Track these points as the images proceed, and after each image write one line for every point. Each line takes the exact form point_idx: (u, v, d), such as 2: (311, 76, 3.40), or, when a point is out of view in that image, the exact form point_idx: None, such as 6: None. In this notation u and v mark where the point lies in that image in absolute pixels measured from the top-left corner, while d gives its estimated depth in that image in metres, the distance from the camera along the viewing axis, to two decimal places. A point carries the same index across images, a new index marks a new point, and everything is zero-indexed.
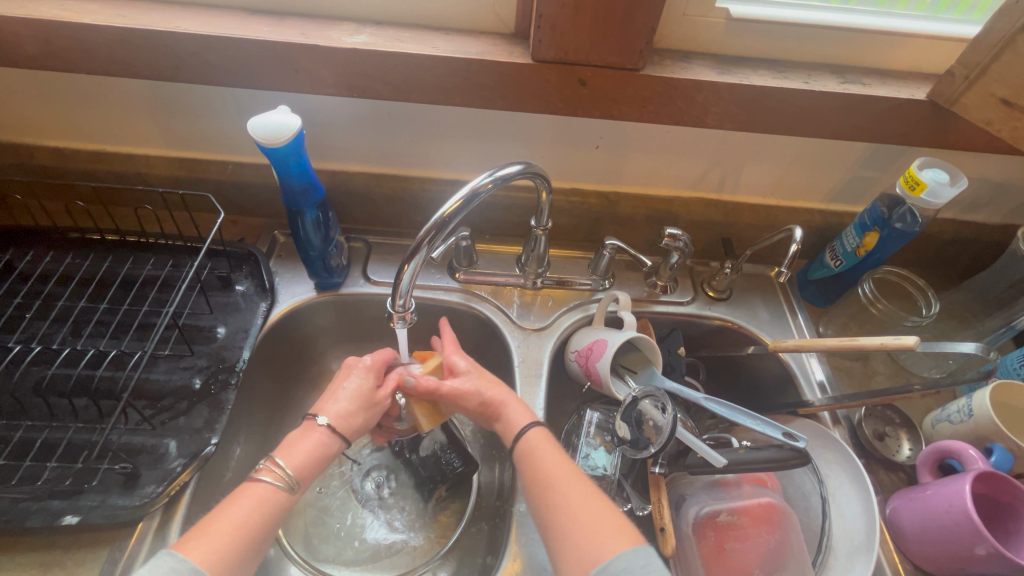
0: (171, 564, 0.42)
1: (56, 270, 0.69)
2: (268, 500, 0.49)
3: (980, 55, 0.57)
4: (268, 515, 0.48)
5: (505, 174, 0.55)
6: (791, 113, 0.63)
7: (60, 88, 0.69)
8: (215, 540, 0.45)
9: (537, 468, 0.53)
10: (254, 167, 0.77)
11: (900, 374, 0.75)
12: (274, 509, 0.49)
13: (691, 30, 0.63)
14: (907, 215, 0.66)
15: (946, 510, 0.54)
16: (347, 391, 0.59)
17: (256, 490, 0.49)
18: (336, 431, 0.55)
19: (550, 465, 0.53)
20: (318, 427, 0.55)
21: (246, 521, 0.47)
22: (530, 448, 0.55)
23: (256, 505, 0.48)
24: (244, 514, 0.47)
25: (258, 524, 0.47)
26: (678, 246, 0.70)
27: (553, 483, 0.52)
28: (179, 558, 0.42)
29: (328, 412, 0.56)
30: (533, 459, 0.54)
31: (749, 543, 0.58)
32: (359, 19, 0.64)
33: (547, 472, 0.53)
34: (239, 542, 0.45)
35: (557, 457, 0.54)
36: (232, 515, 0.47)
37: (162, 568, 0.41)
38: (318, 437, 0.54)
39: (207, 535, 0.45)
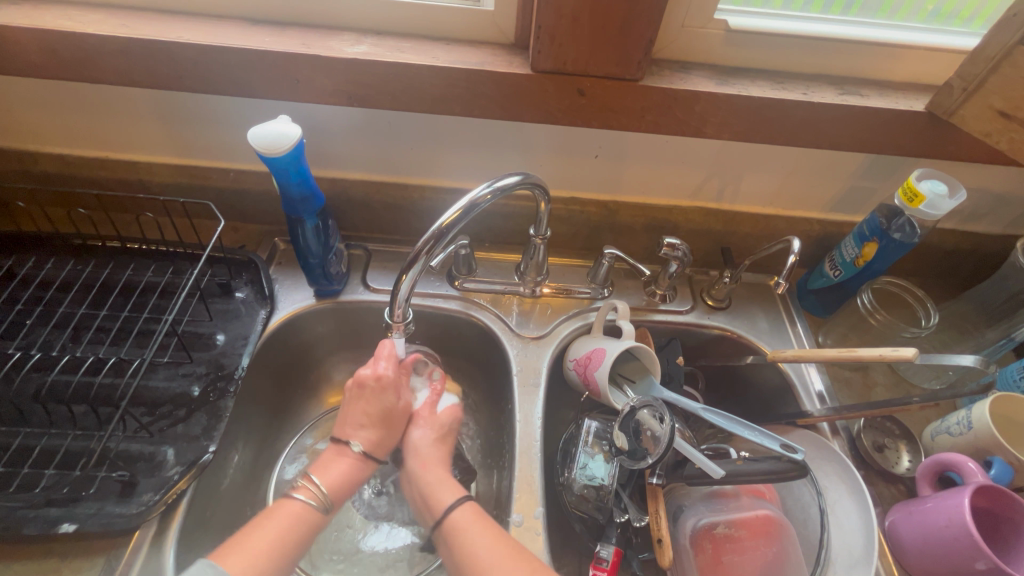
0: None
1: (58, 277, 0.70)
2: (300, 517, 0.52)
3: (978, 68, 0.57)
4: (303, 532, 0.52)
5: (503, 185, 0.55)
6: (790, 124, 0.63)
7: (64, 96, 0.70)
8: (254, 551, 0.48)
9: (469, 550, 0.51)
10: (255, 174, 0.77)
11: (900, 384, 0.74)
12: (309, 525, 0.52)
13: (691, 41, 0.64)
14: (905, 226, 0.66)
15: (945, 525, 0.53)
16: (367, 413, 0.61)
17: (291, 507, 0.53)
18: (368, 456, 0.60)
19: (478, 544, 0.51)
20: (351, 453, 0.59)
21: (283, 536, 0.50)
22: (457, 527, 0.53)
23: (291, 522, 0.52)
24: (280, 529, 0.51)
25: (292, 539, 0.51)
26: (677, 255, 0.70)
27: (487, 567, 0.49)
28: (219, 569, 0.45)
29: (359, 437, 0.60)
30: (464, 542, 0.52)
31: (747, 556, 0.58)
32: (360, 29, 0.65)
33: (476, 554, 0.50)
34: (274, 556, 0.48)
35: (486, 533, 0.52)
36: (268, 531, 0.50)
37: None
38: (351, 461, 0.59)
39: (243, 547, 0.48)
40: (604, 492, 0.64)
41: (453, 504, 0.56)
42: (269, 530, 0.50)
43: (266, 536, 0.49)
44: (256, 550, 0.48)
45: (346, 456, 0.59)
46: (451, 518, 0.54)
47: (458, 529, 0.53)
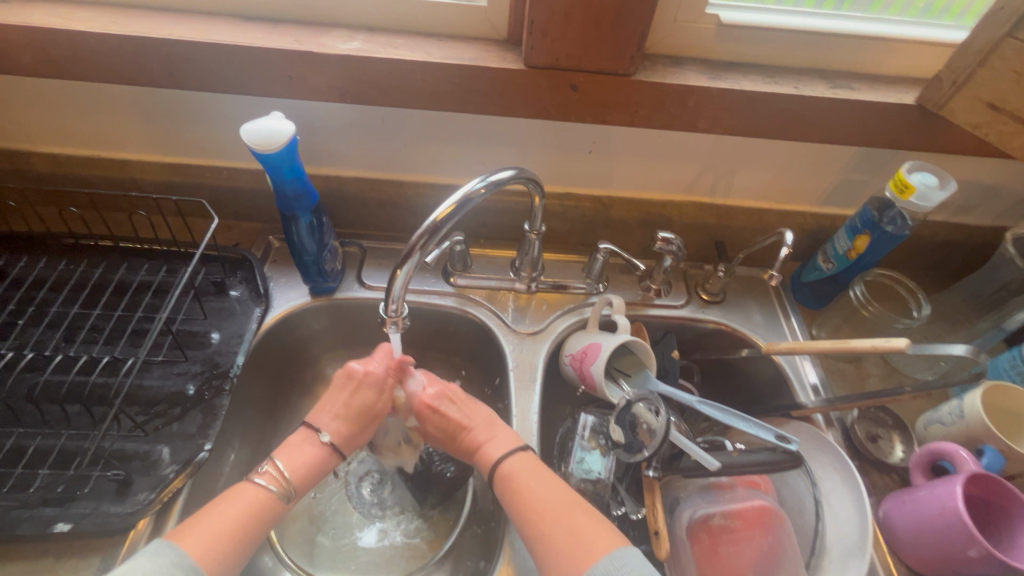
0: (170, 557, 0.45)
1: (50, 277, 0.69)
2: (259, 501, 0.52)
3: (967, 61, 0.58)
4: (260, 518, 0.52)
5: (497, 180, 0.55)
6: (782, 118, 0.63)
7: (54, 95, 0.69)
8: (212, 534, 0.48)
9: (518, 494, 0.54)
10: (248, 172, 0.77)
11: (893, 375, 0.75)
12: (267, 510, 0.52)
13: (683, 36, 0.64)
14: (897, 218, 0.66)
15: (938, 513, 0.54)
16: (343, 403, 0.62)
17: (250, 490, 0.53)
18: (335, 449, 0.60)
19: (531, 491, 0.54)
20: (320, 443, 0.59)
21: (240, 519, 0.50)
22: (513, 472, 0.56)
23: (249, 505, 0.52)
24: (235, 513, 0.50)
25: (247, 523, 0.50)
26: (671, 250, 0.71)
27: (532, 509, 0.52)
28: (177, 551, 0.45)
29: (330, 429, 0.60)
30: (513, 485, 0.55)
31: (743, 546, 0.58)
32: (353, 26, 0.65)
33: (526, 497, 0.53)
34: (232, 540, 0.49)
35: (539, 478, 0.55)
36: (227, 513, 0.50)
37: (162, 557, 0.44)
38: (319, 452, 0.59)
39: (202, 530, 0.48)
40: (601, 485, 0.65)
41: (506, 453, 0.58)
42: (226, 514, 0.50)
43: (222, 519, 0.49)
44: (213, 533, 0.48)
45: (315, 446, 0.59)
46: (503, 465, 0.57)
47: (508, 475, 0.56)
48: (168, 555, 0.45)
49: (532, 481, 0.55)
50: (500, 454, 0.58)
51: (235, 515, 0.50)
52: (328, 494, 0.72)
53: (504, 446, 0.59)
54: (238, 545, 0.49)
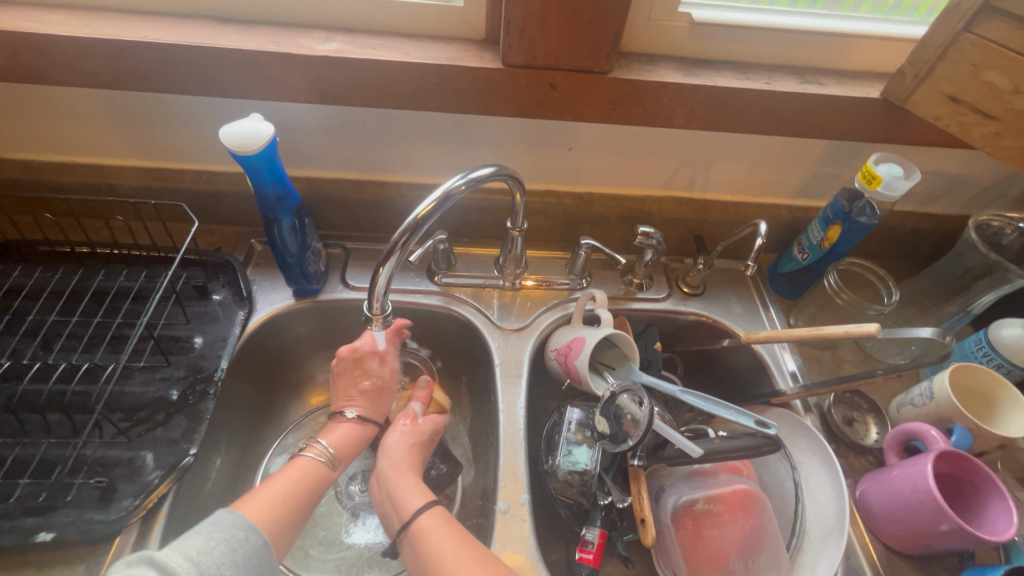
0: (231, 520, 0.47)
1: (25, 285, 0.68)
2: (310, 472, 0.56)
3: (928, 55, 0.60)
4: (313, 484, 0.56)
5: (477, 177, 0.56)
6: (754, 112, 0.65)
7: (25, 99, 0.68)
8: (269, 498, 0.52)
9: (432, 552, 0.50)
10: (228, 175, 0.76)
11: (867, 360, 0.77)
12: (317, 478, 0.56)
13: (657, 34, 0.65)
14: (866, 209, 0.69)
15: (911, 490, 0.56)
16: (361, 382, 0.65)
17: (302, 461, 0.57)
18: (366, 419, 0.64)
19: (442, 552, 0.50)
20: (347, 419, 0.63)
21: (292, 486, 0.54)
22: (424, 533, 0.52)
23: (301, 475, 0.56)
24: (290, 482, 0.54)
25: (300, 490, 0.54)
26: (651, 244, 0.72)
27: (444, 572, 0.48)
28: (238, 515, 0.48)
29: (353, 407, 0.64)
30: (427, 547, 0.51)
31: (726, 530, 0.60)
32: (331, 27, 0.65)
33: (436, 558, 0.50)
34: (287, 502, 0.53)
35: (451, 540, 0.51)
36: (280, 483, 0.54)
37: (224, 522, 0.47)
38: (349, 426, 0.62)
39: (258, 496, 0.52)
40: (588, 477, 0.65)
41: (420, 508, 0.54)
42: (280, 483, 0.54)
43: (278, 486, 0.53)
44: (272, 496, 0.52)
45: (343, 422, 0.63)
46: (419, 521, 0.53)
47: (424, 534, 0.52)
48: (229, 517, 0.47)
49: (443, 540, 0.51)
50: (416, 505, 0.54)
51: (287, 483, 0.54)
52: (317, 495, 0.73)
53: (416, 499, 0.55)
54: (293, 510, 0.53)
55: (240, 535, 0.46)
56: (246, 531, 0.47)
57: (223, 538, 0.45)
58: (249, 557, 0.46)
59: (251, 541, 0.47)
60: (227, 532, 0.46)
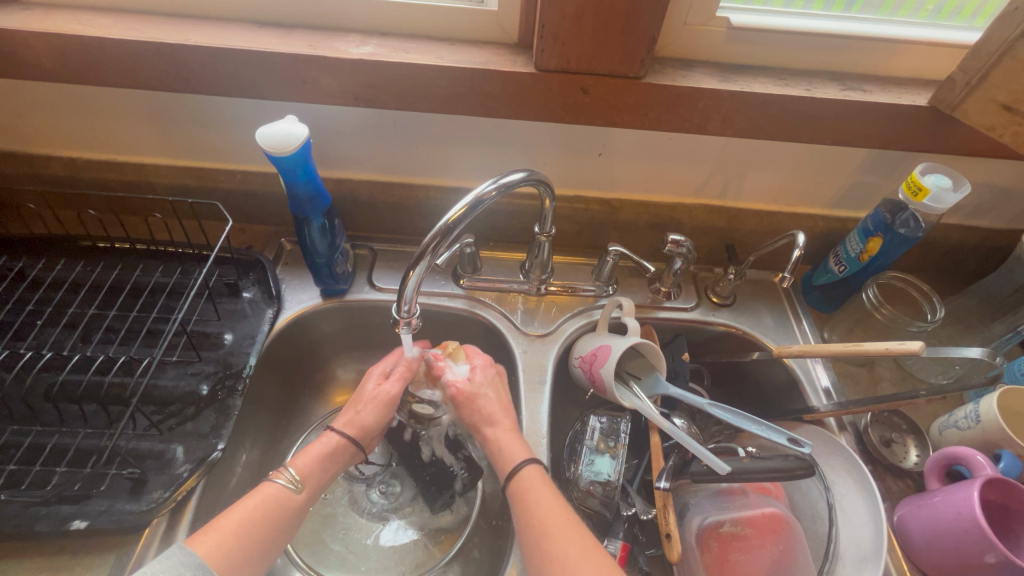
0: (180, 556, 0.45)
1: (67, 278, 0.70)
2: (278, 500, 0.53)
3: (980, 62, 0.57)
4: (276, 514, 0.52)
5: (508, 182, 0.55)
6: (793, 120, 0.63)
7: (73, 99, 0.71)
8: (223, 539, 0.48)
9: (528, 512, 0.52)
10: (261, 175, 0.78)
11: (906, 379, 0.74)
12: (284, 509, 0.53)
13: (693, 39, 0.64)
14: (910, 221, 0.66)
15: (954, 518, 0.53)
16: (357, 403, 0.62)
17: (268, 490, 0.53)
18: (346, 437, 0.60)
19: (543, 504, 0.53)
20: (330, 433, 0.60)
21: (254, 514, 0.51)
22: (524, 487, 0.54)
23: (267, 504, 0.52)
24: (253, 512, 0.51)
25: (262, 521, 0.51)
26: (681, 252, 0.71)
27: (546, 528, 0.51)
28: (188, 550, 0.46)
29: (341, 422, 0.61)
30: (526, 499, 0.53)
31: (754, 554, 0.58)
32: (365, 31, 0.66)
33: (545, 524, 0.51)
34: (242, 538, 0.49)
35: (552, 499, 0.53)
36: (239, 513, 0.51)
37: (172, 559, 0.45)
38: (327, 442, 0.59)
39: (217, 533, 0.49)
40: (611, 488, 0.65)
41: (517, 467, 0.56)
42: (244, 513, 0.51)
43: (238, 522, 0.50)
44: (227, 540, 0.48)
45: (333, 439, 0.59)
46: (519, 475, 0.55)
47: (523, 487, 0.54)
48: (178, 555, 0.45)
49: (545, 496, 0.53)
50: (518, 459, 0.56)
51: (253, 513, 0.51)
52: (334, 494, 0.73)
53: (517, 453, 0.57)
54: (253, 542, 0.50)
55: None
56: (196, 570, 0.45)
57: None
58: None
59: None
60: (173, 572, 0.44)
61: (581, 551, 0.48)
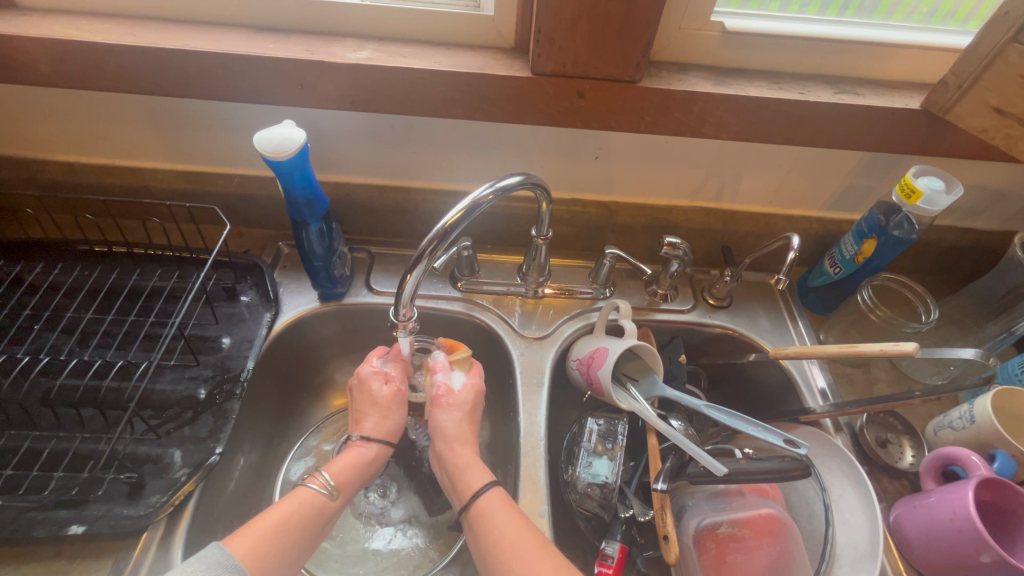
0: (218, 556, 0.45)
1: (64, 282, 0.70)
2: (313, 505, 0.53)
3: (972, 66, 0.57)
4: (311, 519, 0.52)
5: (505, 185, 0.56)
6: (788, 123, 0.63)
7: (72, 103, 0.71)
8: (257, 541, 0.48)
9: (495, 537, 0.52)
10: (259, 179, 0.78)
11: (901, 380, 0.75)
12: (320, 514, 0.53)
13: (688, 43, 0.64)
14: (904, 223, 0.66)
15: (949, 518, 0.53)
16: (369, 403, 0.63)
17: (302, 494, 0.53)
18: (370, 440, 0.60)
19: (506, 530, 0.52)
20: (354, 442, 0.60)
21: (288, 518, 0.51)
22: (486, 512, 0.54)
23: (301, 508, 0.52)
24: (290, 516, 0.51)
25: (297, 527, 0.51)
26: (677, 254, 0.71)
27: (512, 553, 0.50)
28: (225, 551, 0.46)
29: (361, 428, 0.61)
30: (487, 524, 0.53)
31: (751, 555, 0.58)
32: (363, 36, 0.66)
33: (509, 548, 0.50)
34: (277, 541, 0.49)
35: (513, 523, 0.53)
36: (276, 515, 0.51)
37: (210, 558, 0.45)
38: (355, 449, 0.60)
39: (251, 535, 0.48)
40: (609, 490, 0.65)
41: (480, 491, 0.55)
42: (276, 516, 0.51)
43: (273, 522, 0.50)
44: (261, 541, 0.48)
45: (361, 447, 0.60)
46: (479, 501, 0.55)
47: (484, 512, 0.54)
48: (215, 554, 0.45)
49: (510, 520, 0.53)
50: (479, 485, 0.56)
51: (287, 516, 0.51)
52: None
53: (478, 480, 0.57)
54: (286, 545, 0.49)
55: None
56: (233, 572, 0.44)
57: None
58: None
59: None
60: (211, 572, 0.44)
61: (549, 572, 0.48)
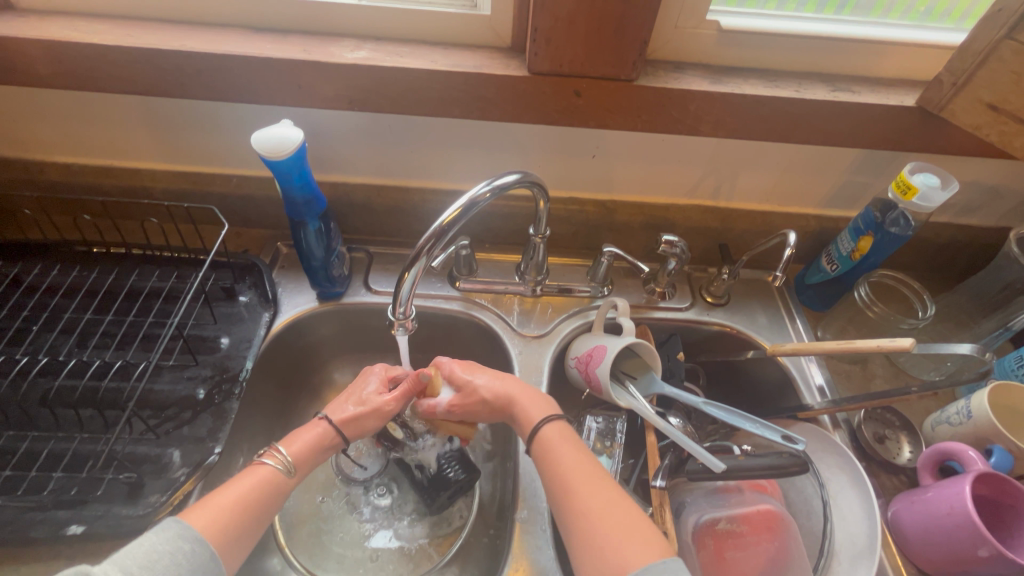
0: (177, 529, 0.45)
1: (63, 283, 0.70)
2: (272, 482, 0.53)
3: (966, 63, 0.58)
4: (267, 494, 0.52)
5: (503, 183, 0.56)
6: (784, 121, 0.64)
7: (70, 105, 0.71)
8: (218, 514, 0.48)
9: (556, 463, 0.53)
10: (257, 180, 0.78)
11: (899, 376, 0.75)
12: (276, 489, 0.53)
13: (684, 41, 0.65)
14: (900, 219, 0.67)
15: (947, 513, 0.53)
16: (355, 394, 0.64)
17: (261, 470, 0.53)
18: (336, 425, 0.60)
19: (568, 458, 0.53)
20: (322, 421, 0.60)
21: (247, 493, 0.51)
22: (549, 442, 0.55)
23: (262, 484, 0.52)
24: (249, 491, 0.51)
25: (256, 501, 0.51)
26: (675, 252, 0.71)
27: (572, 477, 0.51)
28: (184, 524, 0.46)
29: (334, 410, 0.61)
30: (550, 452, 0.54)
31: (749, 551, 0.59)
32: (361, 36, 0.66)
33: (569, 473, 0.52)
34: (239, 514, 0.49)
35: (577, 453, 0.54)
36: (234, 490, 0.51)
37: (168, 532, 0.45)
38: (319, 430, 0.59)
39: (212, 508, 0.49)
40: None
41: (539, 424, 0.57)
42: (237, 490, 0.51)
43: (233, 496, 0.50)
44: (221, 515, 0.48)
45: (324, 426, 0.60)
46: (543, 431, 0.56)
47: (548, 442, 0.55)
48: (174, 527, 0.46)
49: (570, 451, 0.54)
50: (538, 419, 0.57)
51: (247, 491, 0.51)
52: (331, 499, 0.73)
53: (538, 414, 0.58)
54: (244, 518, 0.49)
55: (184, 548, 0.44)
56: (193, 543, 0.45)
57: (167, 550, 0.44)
58: (195, 571, 0.44)
59: (197, 554, 0.45)
60: (171, 545, 0.44)
61: (606, 497, 0.49)
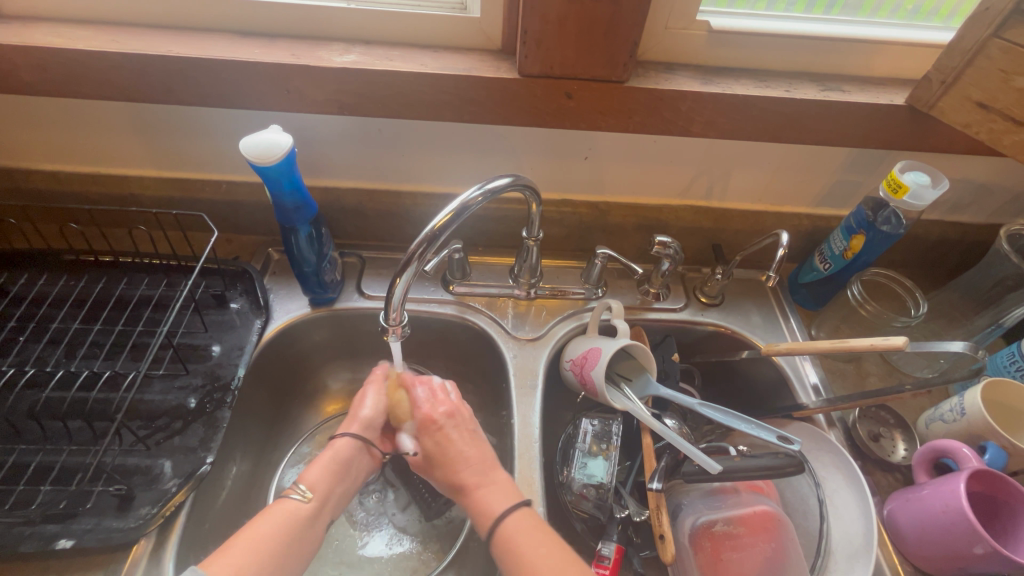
0: None
1: (50, 293, 0.70)
2: (289, 514, 0.53)
3: (954, 61, 0.58)
4: (288, 530, 0.52)
5: (494, 188, 0.56)
6: (775, 121, 0.64)
7: (56, 111, 0.70)
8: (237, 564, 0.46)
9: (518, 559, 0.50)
10: (247, 185, 0.77)
11: (892, 373, 0.75)
12: (298, 522, 0.53)
13: (675, 42, 0.65)
14: (891, 218, 0.67)
15: (942, 510, 0.54)
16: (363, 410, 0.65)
17: (283, 506, 0.54)
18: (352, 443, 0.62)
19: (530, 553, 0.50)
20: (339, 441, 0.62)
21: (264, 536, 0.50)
22: (511, 535, 0.52)
23: (281, 521, 0.52)
24: (267, 530, 0.51)
25: (279, 540, 0.51)
26: (668, 253, 0.71)
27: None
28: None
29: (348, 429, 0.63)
30: (512, 549, 0.51)
31: (747, 552, 0.58)
32: (350, 40, 0.66)
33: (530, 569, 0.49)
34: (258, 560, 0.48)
35: (539, 547, 0.51)
36: (254, 530, 0.50)
37: None
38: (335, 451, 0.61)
39: (229, 558, 0.47)
40: (604, 490, 0.65)
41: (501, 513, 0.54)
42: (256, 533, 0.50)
43: (252, 548, 0.48)
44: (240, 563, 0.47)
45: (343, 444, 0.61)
46: (503, 524, 0.53)
47: (508, 536, 0.52)
48: None
49: (534, 543, 0.51)
50: (500, 510, 0.54)
51: (267, 532, 0.50)
52: None
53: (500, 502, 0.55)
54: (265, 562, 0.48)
55: None
56: None
57: None
58: None
59: None
60: None
61: None
